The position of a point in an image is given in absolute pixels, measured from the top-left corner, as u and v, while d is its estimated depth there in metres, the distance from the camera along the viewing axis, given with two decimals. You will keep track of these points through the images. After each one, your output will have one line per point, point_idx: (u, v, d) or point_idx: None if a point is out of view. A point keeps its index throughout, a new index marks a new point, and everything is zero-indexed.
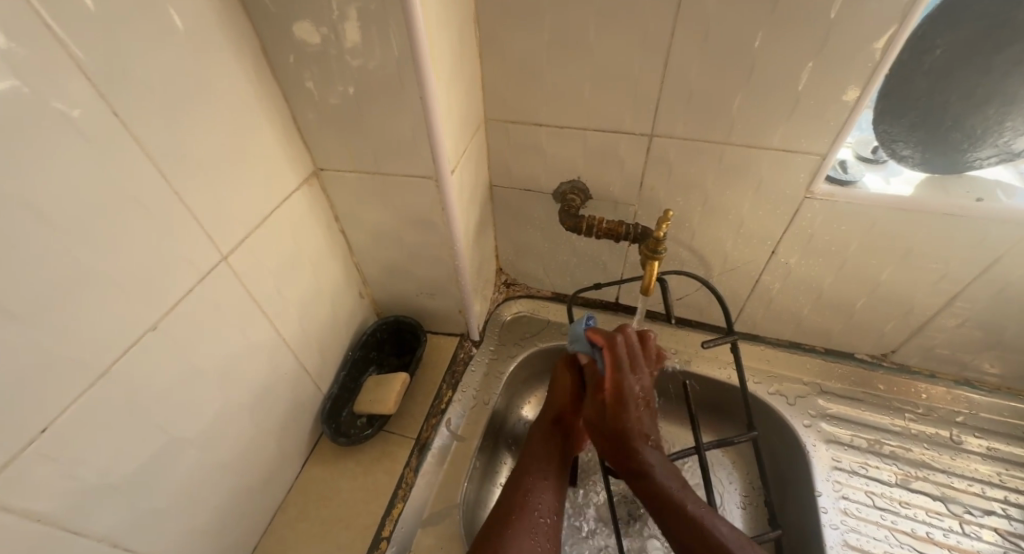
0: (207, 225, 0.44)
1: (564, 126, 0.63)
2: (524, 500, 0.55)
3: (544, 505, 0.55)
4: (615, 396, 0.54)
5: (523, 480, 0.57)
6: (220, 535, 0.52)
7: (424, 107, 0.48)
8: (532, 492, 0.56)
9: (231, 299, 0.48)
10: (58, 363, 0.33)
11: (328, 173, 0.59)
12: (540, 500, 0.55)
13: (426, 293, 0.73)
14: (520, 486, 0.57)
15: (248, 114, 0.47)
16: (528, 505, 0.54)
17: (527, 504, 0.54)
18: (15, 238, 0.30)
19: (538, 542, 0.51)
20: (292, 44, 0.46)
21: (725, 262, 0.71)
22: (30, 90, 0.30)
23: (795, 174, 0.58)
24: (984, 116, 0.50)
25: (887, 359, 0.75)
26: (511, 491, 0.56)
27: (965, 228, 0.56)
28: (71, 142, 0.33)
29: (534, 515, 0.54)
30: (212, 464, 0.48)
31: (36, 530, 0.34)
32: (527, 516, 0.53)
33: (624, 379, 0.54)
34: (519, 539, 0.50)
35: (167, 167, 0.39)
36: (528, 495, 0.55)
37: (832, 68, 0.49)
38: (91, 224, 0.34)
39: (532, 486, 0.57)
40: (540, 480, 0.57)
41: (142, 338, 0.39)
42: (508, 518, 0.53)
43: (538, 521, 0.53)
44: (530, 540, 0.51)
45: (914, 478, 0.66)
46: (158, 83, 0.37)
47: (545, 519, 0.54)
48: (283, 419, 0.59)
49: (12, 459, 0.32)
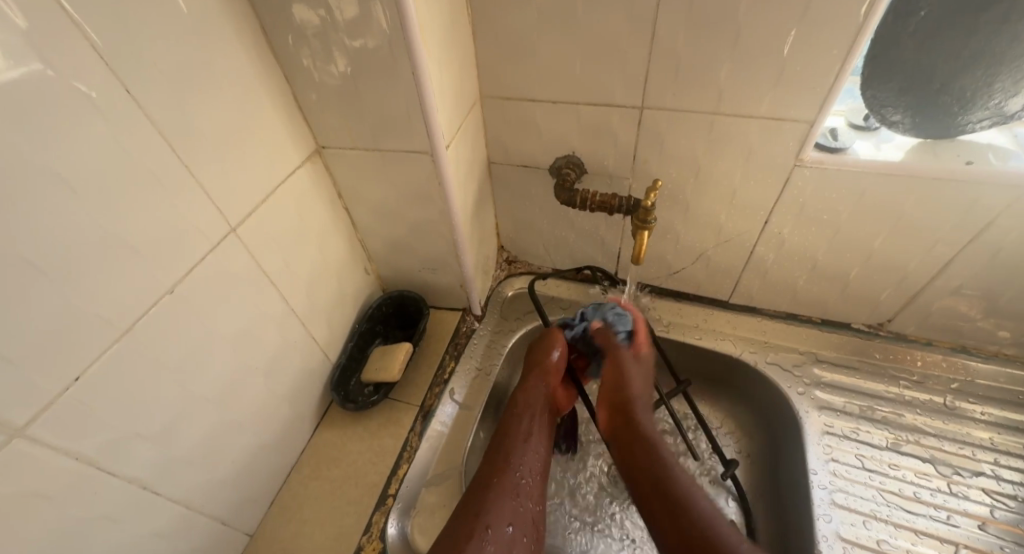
0: (217, 198, 0.47)
1: (556, 102, 0.65)
2: (505, 463, 0.55)
3: (526, 462, 0.57)
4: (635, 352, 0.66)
5: (510, 444, 0.58)
6: (239, 488, 0.56)
7: (416, 82, 0.50)
8: (519, 455, 0.57)
9: (242, 268, 0.51)
10: (88, 321, 0.37)
11: (331, 152, 0.61)
12: (523, 460, 0.57)
13: (428, 268, 0.76)
14: (506, 449, 0.57)
15: (252, 94, 0.50)
16: (511, 466, 0.55)
17: (508, 467, 0.55)
18: (43, 206, 0.34)
19: (520, 503, 0.52)
20: (290, 25, 0.49)
21: (719, 234, 0.73)
22: (54, 73, 0.33)
23: (785, 142, 0.59)
24: (971, 77, 0.51)
25: (883, 329, 0.76)
26: (496, 453, 0.57)
27: (957, 193, 0.56)
28: (92, 120, 0.36)
29: (518, 478, 0.54)
30: (229, 421, 0.52)
31: (75, 467, 0.38)
32: (508, 480, 0.54)
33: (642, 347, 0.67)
34: (499, 502, 0.51)
35: (179, 143, 0.42)
36: (509, 456, 0.56)
37: (817, 34, 0.50)
38: (109, 193, 0.38)
39: (518, 449, 0.57)
40: (524, 443, 0.58)
41: (160, 301, 0.42)
42: (489, 480, 0.54)
43: (518, 483, 0.54)
44: (513, 501, 0.52)
45: (904, 442, 0.68)
46: (168, 65, 0.40)
47: (525, 481, 0.55)
48: (294, 384, 0.63)
49: (52, 402, 0.36)
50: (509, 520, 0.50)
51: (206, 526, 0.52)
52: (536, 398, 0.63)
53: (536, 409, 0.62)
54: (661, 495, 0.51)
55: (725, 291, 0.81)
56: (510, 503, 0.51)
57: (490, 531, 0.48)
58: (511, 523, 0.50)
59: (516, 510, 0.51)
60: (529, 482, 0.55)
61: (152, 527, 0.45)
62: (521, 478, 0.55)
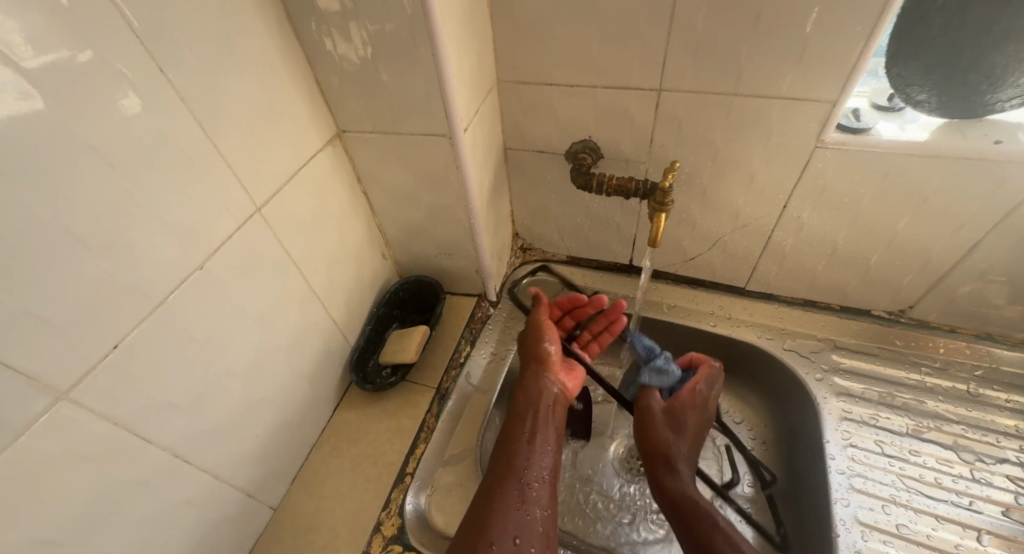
0: (243, 178, 0.48)
1: (573, 85, 0.65)
2: (507, 472, 0.56)
3: (534, 464, 0.57)
4: (689, 396, 0.66)
5: (515, 449, 0.58)
6: (263, 462, 0.58)
7: (436, 66, 0.51)
8: (526, 460, 0.57)
9: (266, 247, 0.52)
10: (125, 291, 0.39)
11: (350, 135, 0.62)
12: (530, 465, 0.57)
13: (444, 253, 0.76)
14: (511, 455, 0.58)
15: (277, 78, 0.51)
16: (518, 474, 0.56)
17: (511, 475, 0.56)
18: (83, 178, 0.35)
19: (525, 512, 0.52)
20: (313, 9, 0.50)
21: (737, 219, 0.72)
22: (94, 51, 0.34)
23: (806, 122, 0.58)
24: (1001, 55, 0.50)
25: (904, 315, 0.75)
26: (502, 461, 0.58)
27: (984, 173, 0.55)
28: (127, 95, 0.37)
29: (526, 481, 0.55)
30: (254, 395, 0.54)
31: (114, 432, 0.39)
32: (511, 491, 0.54)
33: (699, 387, 0.67)
34: (504, 514, 0.51)
35: (208, 123, 0.44)
36: (514, 464, 0.57)
37: (841, 11, 0.49)
38: (144, 169, 0.39)
39: (524, 452, 0.58)
40: (529, 444, 0.59)
41: (191, 276, 0.44)
42: (494, 488, 0.54)
43: (525, 491, 0.54)
44: (519, 510, 0.52)
45: (926, 429, 0.67)
46: (197, 47, 0.41)
47: (532, 487, 0.55)
48: (315, 363, 0.64)
49: (92, 368, 0.37)
50: (514, 529, 0.50)
51: (232, 498, 0.54)
52: (540, 394, 0.64)
53: (537, 406, 0.63)
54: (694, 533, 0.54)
55: (741, 278, 0.81)
56: (517, 515, 0.52)
57: (493, 548, 0.48)
58: (516, 535, 0.50)
59: (522, 519, 0.52)
60: (538, 489, 0.55)
61: (183, 494, 0.47)
62: (529, 484, 0.55)
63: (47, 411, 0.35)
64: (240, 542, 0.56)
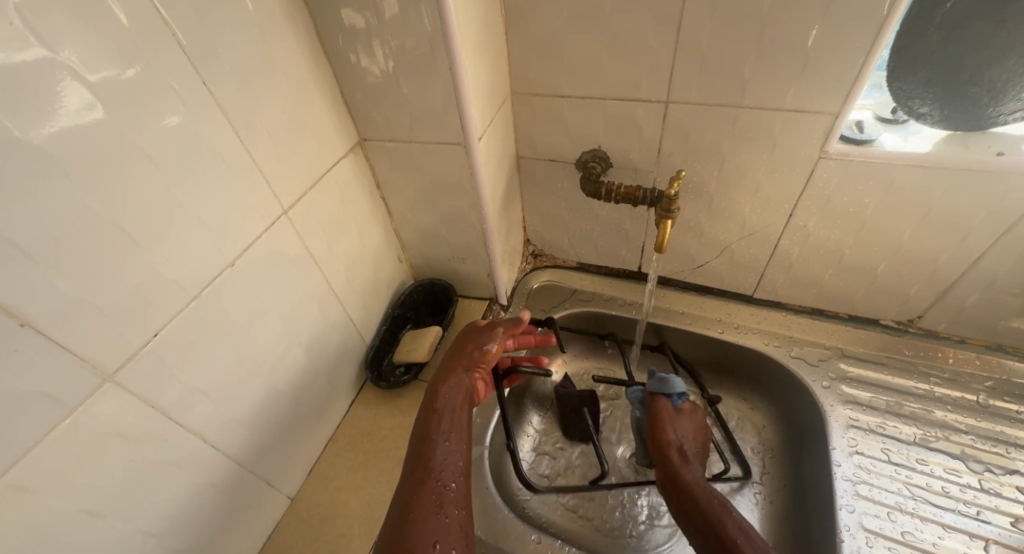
0: (272, 181, 0.52)
1: (584, 97, 0.68)
2: (425, 473, 0.50)
3: (451, 463, 0.51)
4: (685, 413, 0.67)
5: (430, 449, 0.52)
6: (282, 451, 0.60)
7: (453, 79, 0.54)
8: (440, 460, 0.51)
9: (291, 247, 0.56)
10: (163, 284, 0.42)
11: (371, 144, 0.66)
12: (447, 465, 0.51)
13: (458, 257, 0.79)
14: (427, 454, 0.52)
15: (305, 91, 0.54)
16: (434, 477, 0.50)
17: (428, 476, 0.50)
18: (132, 181, 0.38)
19: (444, 515, 0.47)
20: (340, 25, 0.53)
21: (745, 227, 0.73)
22: (149, 67, 0.38)
23: (811, 133, 0.60)
24: (1001, 68, 0.51)
25: (913, 325, 0.75)
26: (415, 465, 0.51)
27: (987, 184, 0.56)
28: (173, 105, 0.40)
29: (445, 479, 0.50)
30: (275, 387, 0.57)
31: (153, 415, 0.43)
32: (427, 494, 0.48)
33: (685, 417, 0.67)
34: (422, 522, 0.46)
35: (243, 131, 0.47)
36: (430, 465, 0.51)
37: (841, 28, 0.51)
38: (183, 171, 0.42)
39: (437, 452, 0.52)
40: (444, 443, 0.53)
41: (223, 272, 0.47)
42: (410, 491, 0.49)
43: (443, 493, 0.48)
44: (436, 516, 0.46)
45: (934, 438, 0.67)
46: (236, 61, 0.45)
47: (451, 488, 0.49)
48: (332, 360, 0.67)
49: (134, 354, 0.40)
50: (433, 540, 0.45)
51: (254, 485, 0.56)
52: (457, 393, 0.59)
53: (455, 405, 0.57)
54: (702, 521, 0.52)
55: (748, 286, 0.82)
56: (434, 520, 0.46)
57: None
58: (436, 542, 0.44)
59: (441, 524, 0.46)
60: (456, 488, 0.49)
61: (209, 477, 0.50)
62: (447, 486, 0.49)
63: (94, 391, 0.38)
64: (258, 530, 0.59)
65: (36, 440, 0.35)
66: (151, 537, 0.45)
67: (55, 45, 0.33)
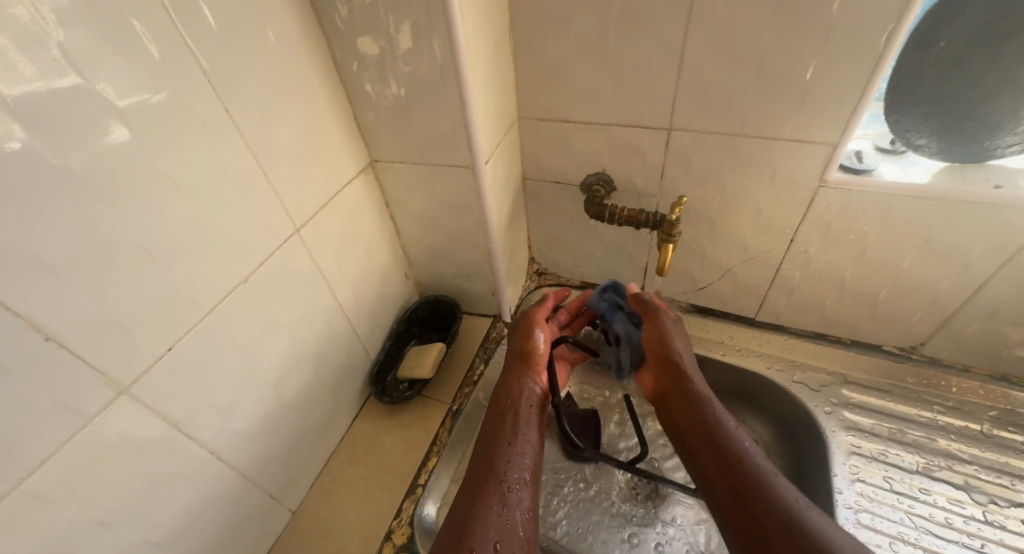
0: (286, 200, 0.54)
1: (589, 123, 0.70)
2: (490, 471, 0.51)
3: (516, 465, 0.53)
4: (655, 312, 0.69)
5: (495, 449, 0.54)
6: (285, 465, 0.61)
7: (462, 105, 0.56)
8: (506, 461, 0.52)
9: (301, 263, 0.57)
10: (181, 299, 0.43)
11: (382, 165, 0.68)
12: (512, 465, 0.52)
13: (463, 275, 0.81)
14: (491, 455, 0.53)
15: (321, 114, 0.57)
16: (497, 474, 0.51)
17: (494, 475, 0.51)
18: (156, 201, 0.40)
19: (506, 517, 0.48)
20: (356, 53, 0.56)
21: (746, 251, 0.74)
22: (175, 97, 0.41)
23: (810, 162, 0.61)
24: (997, 104, 0.52)
25: (916, 352, 0.75)
26: (477, 463, 0.53)
27: (985, 216, 0.57)
28: (198, 130, 0.43)
29: (508, 474, 0.51)
30: (281, 400, 0.58)
31: (163, 427, 0.44)
32: (492, 492, 0.49)
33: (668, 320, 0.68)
34: (484, 517, 0.47)
35: (260, 154, 0.49)
36: (496, 465, 0.52)
37: (837, 63, 0.53)
38: (203, 192, 0.44)
39: (504, 453, 0.53)
40: (513, 443, 0.54)
41: (235, 289, 0.49)
42: (475, 488, 0.50)
43: (507, 494, 0.50)
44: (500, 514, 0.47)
45: (937, 468, 0.67)
46: (257, 87, 0.48)
47: (512, 489, 0.50)
48: (337, 374, 0.68)
49: (152, 365, 0.42)
50: (495, 537, 0.45)
51: (257, 497, 0.57)
52: (523, 392, 0.61)
53: (520, 404, 0.60)
54: (700, 430, 0.55)
55: (751, 308, 0.83)
56: (495, 517, 0.47)
57: None
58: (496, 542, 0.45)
59: (502, 523, 0.47)
60: (520, 492, 0.50)
61: (215, 488, 0.51)
62: (509, 488, 0.50)
63: (111, 402, 0.39)
64: (259, 543, 0.59)
65: (52, 450, 0.36)
66: (156, 547, 0.46)
67: (92, 76, 0.35)
